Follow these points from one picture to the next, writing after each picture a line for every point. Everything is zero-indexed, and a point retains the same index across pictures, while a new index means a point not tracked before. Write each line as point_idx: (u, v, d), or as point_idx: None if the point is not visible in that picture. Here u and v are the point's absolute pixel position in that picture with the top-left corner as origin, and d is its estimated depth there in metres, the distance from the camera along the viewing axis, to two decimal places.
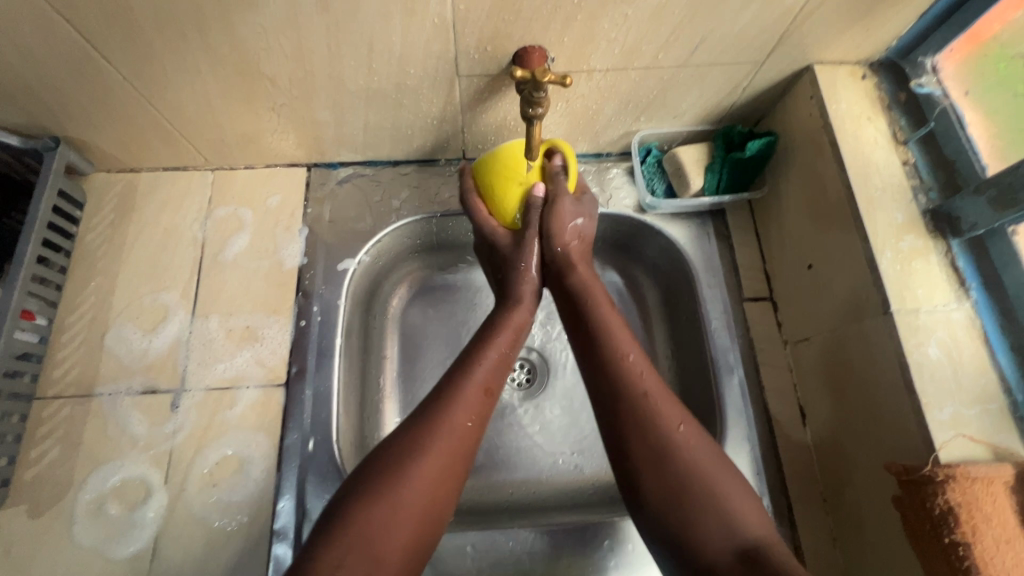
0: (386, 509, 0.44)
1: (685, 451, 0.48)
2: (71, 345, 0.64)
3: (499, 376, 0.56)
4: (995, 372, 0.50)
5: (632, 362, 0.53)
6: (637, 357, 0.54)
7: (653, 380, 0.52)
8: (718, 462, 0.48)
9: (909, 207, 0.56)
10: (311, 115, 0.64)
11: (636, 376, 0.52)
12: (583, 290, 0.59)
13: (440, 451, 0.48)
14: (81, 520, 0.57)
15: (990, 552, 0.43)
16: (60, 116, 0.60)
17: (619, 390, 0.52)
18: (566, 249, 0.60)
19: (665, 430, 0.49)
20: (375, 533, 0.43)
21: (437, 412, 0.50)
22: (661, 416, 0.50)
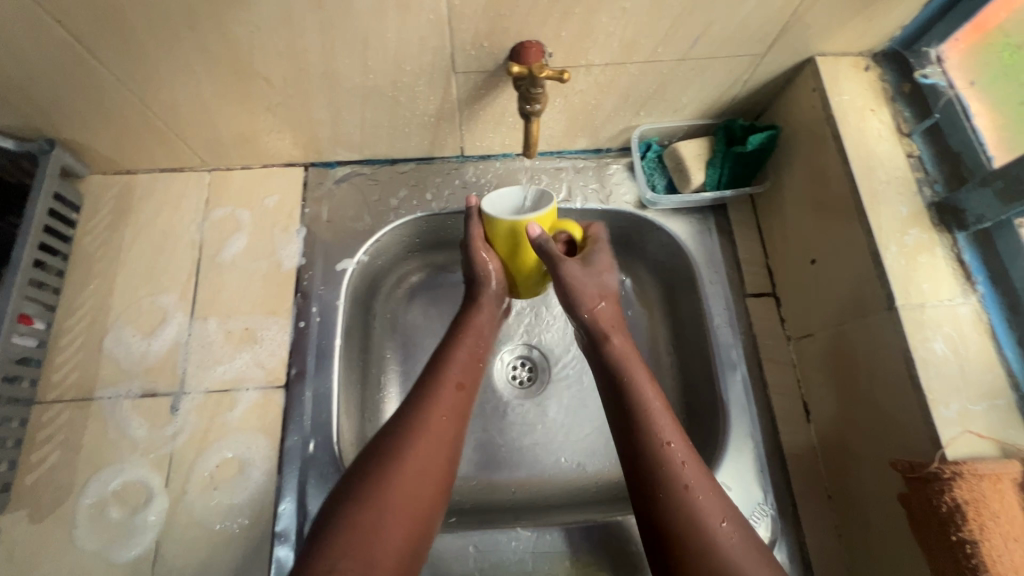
0: (379, 514, 0.45)
1: (725, 546, 0.47)
2: (70, 349, 0.64)
3: (473, 374, 0.57)
4: (1002, 367, 0.49)
5: (673, 451, 0.51)
6: (679, 443, 0.52)
7: (695, 470, 0.50)
8: (752, 552, 0.47)
9: (913, 200, 0.55)
10: (307, 114, 0.63)
11: (679, 466, 0.50)
12: (621, 364, 0.56)
13: (425, 452, 0.49)
14: (82, 524, 0.57)
15: (998, 550, 0.42)
16: (54, 118, 0.59)
17: (658, 476, 0.50)
18: (592, 315, 0.59)
19: (703, 523, 0.47)
20: (372, 542, 0.43)
21: (420, 412, 0.51)
22: (700, 507, 0.48)
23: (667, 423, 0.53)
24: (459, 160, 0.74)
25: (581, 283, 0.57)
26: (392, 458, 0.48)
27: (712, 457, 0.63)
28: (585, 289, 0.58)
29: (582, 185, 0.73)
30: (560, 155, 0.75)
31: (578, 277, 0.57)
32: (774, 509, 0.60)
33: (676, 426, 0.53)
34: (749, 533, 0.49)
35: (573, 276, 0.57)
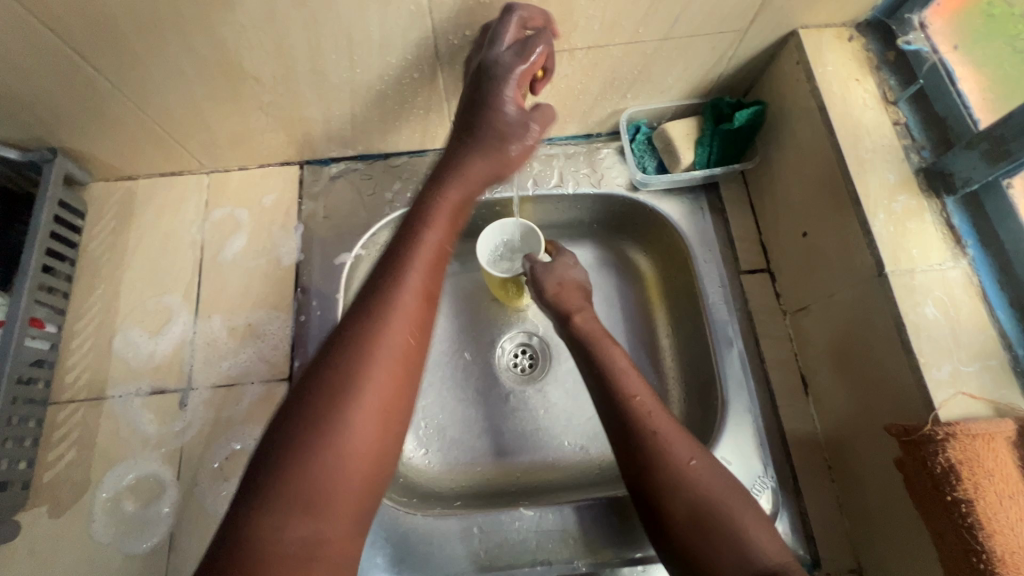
0: (329, 467, 0.40)
1: (697, 486, 0.48)
2: (81, 351, 0.66)
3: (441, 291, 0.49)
4: (994, 328, 0.49)
5: (640, 404, 0.53)
6: (646, 399, 0.54)
7: (662, 419, 0.52)
8: (732, 493, 0.48)
9: (901, 166, 0.55)
10: (298, 112, 0.65)
11: (645, 415, 0.52)
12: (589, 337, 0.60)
13: (378, 389, 0.43)
14: (99, 518, 0.59)
15: (993, 507, 0.42)
16: (55, 126, 0.61)
17: (633, 430, 0.52)
18: (556, 295, 0.65)
19: (675, 468, 0.49)
20: (323, 499, 0.39)
21: (374, 333, 0.44)
22: (672, 454, 0.50)
23: (634, 381, 0.55)
24: None
25: (541, 272, 0.66)
26: (344, 398, 0.41)
27: (711, 433, 0.64)
28: (545, 277, 0.66)
29: (573, 171, 0.74)
30: (550, 142, 0.76)
31: (540, 268, 0.66)
32: (775, 481, 0.60)
33: (641, 382, 0.56)
34: (725, 473, 0.50)
35: (537, 269, 0.66)
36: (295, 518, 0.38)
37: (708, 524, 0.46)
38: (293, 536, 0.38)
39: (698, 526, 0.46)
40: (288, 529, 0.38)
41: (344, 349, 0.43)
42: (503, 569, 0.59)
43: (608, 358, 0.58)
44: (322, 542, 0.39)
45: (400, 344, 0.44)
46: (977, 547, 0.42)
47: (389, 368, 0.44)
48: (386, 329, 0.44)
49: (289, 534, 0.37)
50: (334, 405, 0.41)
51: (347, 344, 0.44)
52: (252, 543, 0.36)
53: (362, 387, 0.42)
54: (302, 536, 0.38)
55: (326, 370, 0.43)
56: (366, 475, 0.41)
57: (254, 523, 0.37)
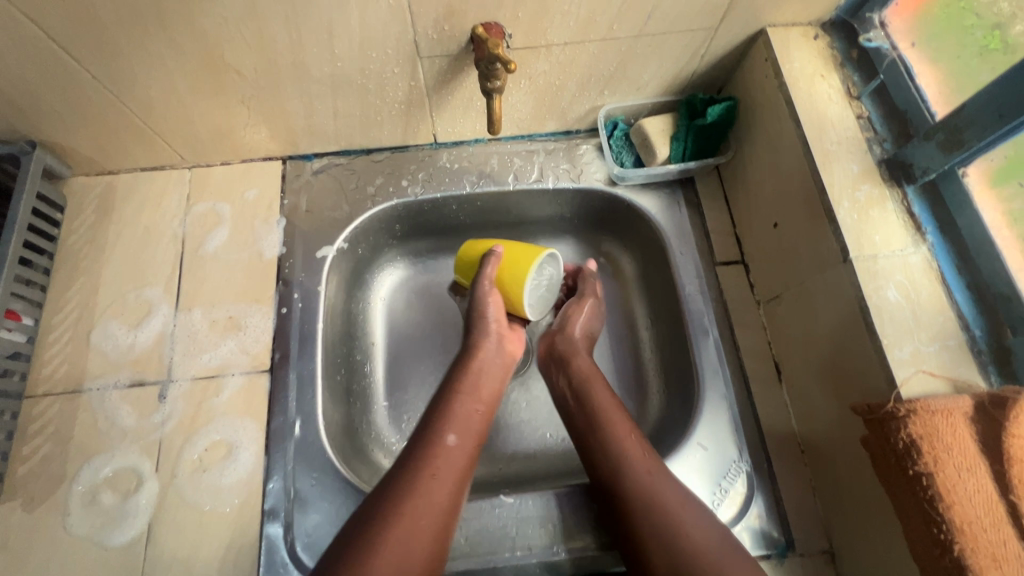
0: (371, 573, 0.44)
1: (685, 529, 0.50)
2: (58, 344, 0.65)
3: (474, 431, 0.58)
4: (953, 310, 0.51)
5: (628, 448, 0.57)
6: (639, 455, 0.56)
7: (651, 464, 0.56)
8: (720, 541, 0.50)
9: (864, 158, 0.57)
10: (280, 106, 0.65)
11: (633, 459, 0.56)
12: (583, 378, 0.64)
13: (411, 516, 0.48)
14: (75, 511, 0.58)
15: (951, 480, 0.44)
16: (34, 118, 0.61)
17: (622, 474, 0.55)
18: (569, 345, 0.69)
19: (669, 518, 0.51)
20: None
21: (415, 478, 0.51)
22: (659, 498, 0.53)
23: (635, 441, 0.57)
24: (433, 147, 0.77)
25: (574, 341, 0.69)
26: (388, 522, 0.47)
27: (688, 419, 0.65)
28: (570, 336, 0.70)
29: (553, 166, 0.76)
30: (530, 138, 0.77)
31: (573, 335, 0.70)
32: (749, 465, 0.62)
33: (631, 427, 0.59)
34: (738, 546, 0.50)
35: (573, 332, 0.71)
36: None
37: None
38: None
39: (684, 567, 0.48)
40: None
41: (384, 489, 0.50)
42: (485, 558, 0.58)
43: (610, 413, 0.60)
44: None
45: (435, 495, 0.50)
46: (937, 518, 0.44)
47: (422, 503, 0.49)
48: (423, 476, 0.51)
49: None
50: (383, 521, 0.47)
51: (390, 485, 0.50)
52: None
53: (403, 509, 0.48)
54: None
55: (371, 510, 0.48)
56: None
57: None
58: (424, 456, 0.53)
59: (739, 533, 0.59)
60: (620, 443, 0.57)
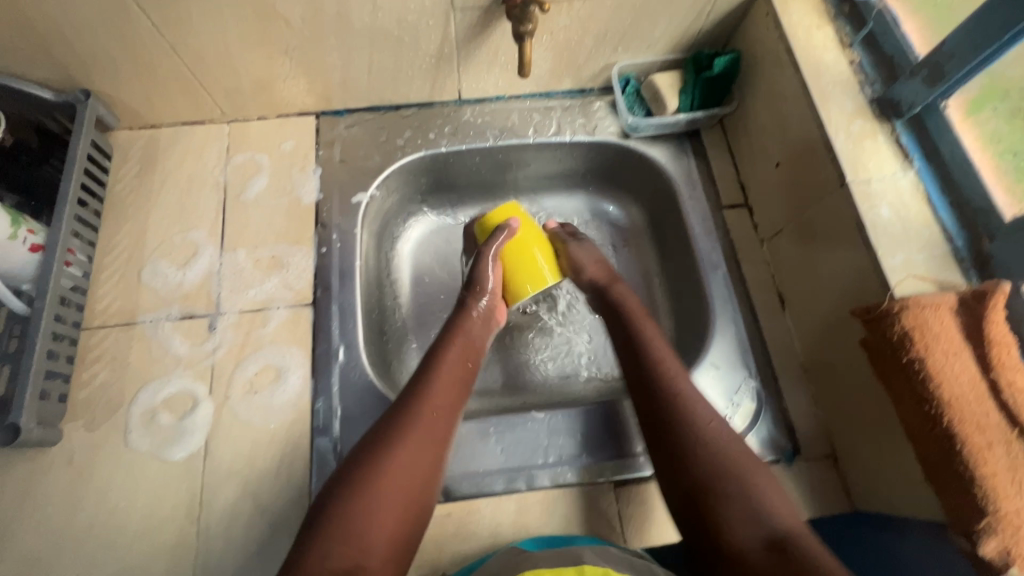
0: (361, 516, 0.46)
1: (712, 443, 0.52)
2: (111, 281, 0.69)
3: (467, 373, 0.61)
4: (938, 225, 0.57)
5: (667, 368, 0.59)
6: (678, 375, 0.58)
7: (687, 384, 0.57)
8: (746, 456, 0.51)
9: (857, 97, 0.63)
10: (321, 58, 0.70)
11: (672, 378, 0.58)
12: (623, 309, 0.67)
13: (412, 445, 0.52)
14: (136, 429, 0.62)
15: (940, 362, 0.50)
16: (91, 64, 0.66)
17: (659, 390, 0.57)
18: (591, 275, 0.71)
19: (694, 420, 0.54)
20: (359, 532, 0.45)
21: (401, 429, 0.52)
22: (692, 415, 0.54)
23: (680, 371, 0.59)
24: (457, 104, 0.82)
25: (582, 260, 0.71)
26: (374, 468, 0.49)
27: (700, 346, 0.71)
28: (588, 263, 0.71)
29: (570, 121, 0.82)
30: (548, 96, 0.83)
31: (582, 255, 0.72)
32: (758, 382, 0.68)
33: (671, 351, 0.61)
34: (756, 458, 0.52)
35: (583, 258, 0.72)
36: (333, 548, 0.44)
37: (708, 491, 0.49)
38: (334, 565, 0.43)
39: (710, 478, 0.50)
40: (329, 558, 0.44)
41: (388, 419, 0.54)
42: (521, 466, 0.63)
43: (654, 342, 0.62)
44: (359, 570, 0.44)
45: (434, 427, 0.54)
46: (928, 396, 0.50)
47: (422, 432, 0.53)
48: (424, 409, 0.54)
49: (330, 565, 0.43)
50: (369, 468, 0.49)
51: (396, 416, 0.54)
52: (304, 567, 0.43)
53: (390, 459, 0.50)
54: (343, 565, 0.44)
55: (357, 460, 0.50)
56: (401, 514, 0.48)
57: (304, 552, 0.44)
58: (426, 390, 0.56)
59: (749, 441, 0.65)
60: (660, 368, 0.59)
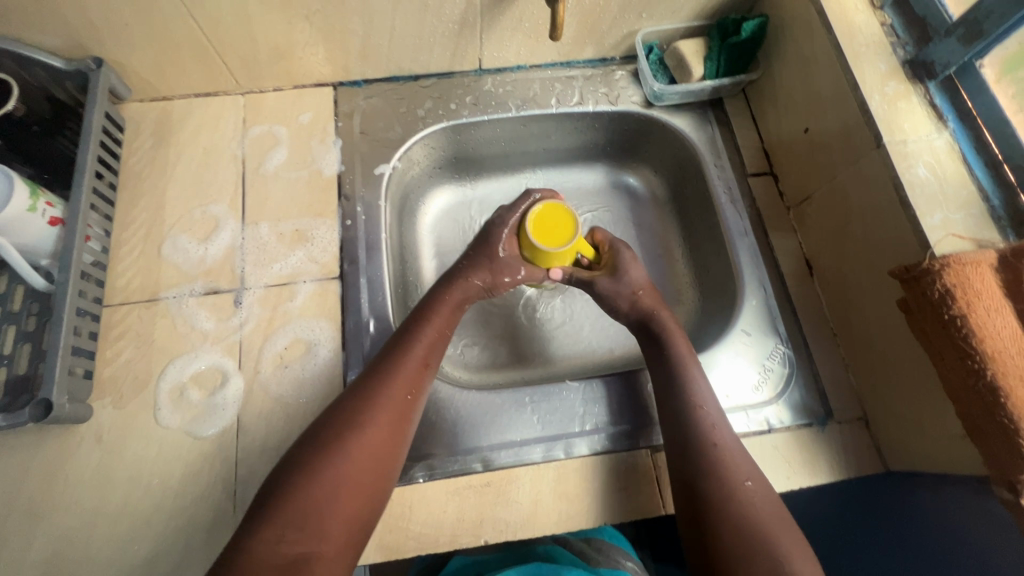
0: (317, 501, 0.47)
1: (748, 504, 0.51)
2: (131, 256, 0.67)
3: (437, 349, 0.61)
4: (974, 184, 0.57)
5: (706, 415, 0.57)
6: (717, 428, 0.57)
7: (724, 434, 0.56)
8: (779, 521, 0.50)
9: (890, 58, 0.63)
10: (341, 23, 0.68)
11: (710, 428, 0.57)
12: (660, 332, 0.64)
13: (374, 431, 0.52)
14: (165, 406, 0.61)
15: (983, 318, 0.50)
16: (103, 29, 0.63)
17: (697, 440, 0.56)
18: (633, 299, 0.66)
19: (732, 485, 0.52)
20: (316, 518, 0.46)
21: (361, 412, 0.53)
22: (731, 473, 0.53)
23: (719, 421, 0.58)
24: (477, 74, 0.80)
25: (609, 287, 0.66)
26: (331, 450, 0.50)
27: (730, 314, 0.71)
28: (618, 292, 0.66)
29: (592, 91, 0.81)
30: (569, 65, 0.82)
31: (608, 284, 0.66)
32: (789, 348, 0.68)
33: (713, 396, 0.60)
34: (780, 511, 0.52)
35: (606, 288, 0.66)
36: (291, 531, 0.45)
37: (738, 554, 0.48)
38: (287, 550, 0.45)
39: (742, 545, 0.49)
40: (285, 540, 0.45)
41: (353, 400, 0.54)
42: (558, 435, 0.63)
43: (696, 384, 0.60)
44: (314, 554, 0.45)
45: (401, 413, 0.54)
46: (971, 351, 0.50)
47: (388, 420, 0.53)
48: (393, 394, 0.55)
49: (283, 549, 0.44)
50: (327, 452, 0.50)
51: (364, 400, 0.54)
52: (258, 548, 0.44)
53: (349, 444, 0.51)
54: (298, 549, 0.45)
55: (317, 441, 0.51)
56: (359, 500, 0.49)
57: (259, 535, 0.45)
58: (396, 372, 0.56)
59: (781, 405, 0.65)
60: (698, 416, 0.57)
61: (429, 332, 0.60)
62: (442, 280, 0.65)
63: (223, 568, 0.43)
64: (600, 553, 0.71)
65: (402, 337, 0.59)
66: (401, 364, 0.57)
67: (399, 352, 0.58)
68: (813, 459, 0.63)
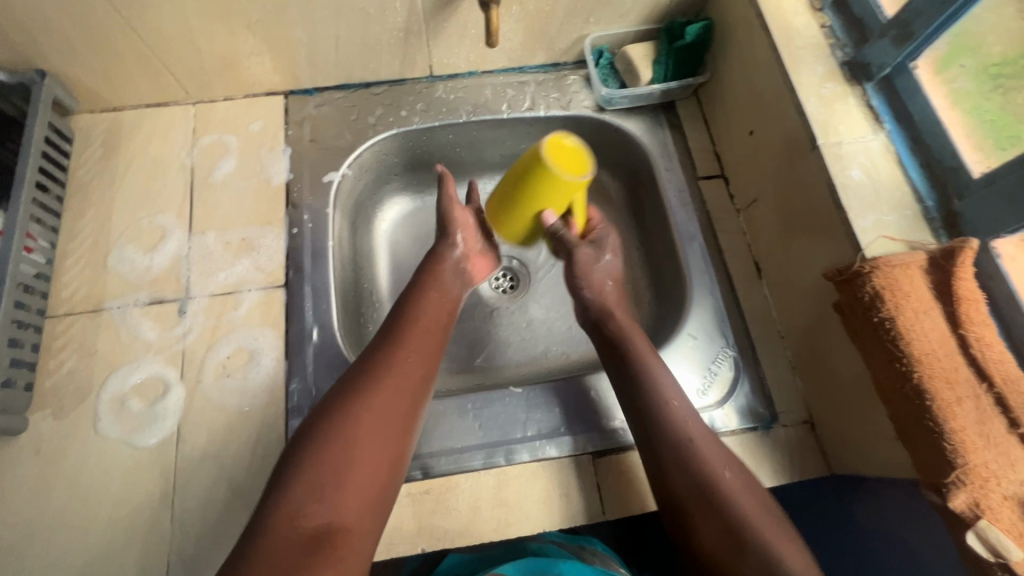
0: (335, 472, 0.47)
1: (733, 503, 0.51)
2: (76, 267, 0.68)
3: (438, 318, 0.62)
4: (908, 186, 0.57)
5: (686, 423, 0.56)
6: (702, 434, 0.56)
7: (697, 428, 0.56)
8: (763, 513, 0.51)
9: (828, 61, 0.63)
10: (284, 33, 0.68)
11: (684, 428, 0.56)
12: (624, 335, 0.63)
13: (384, 399, 0.52)
14: (105, 416, 0.61)
15: (911, 320, 0.50)
16: (43, 42, 0.64)
17: (678, 448, 0.55)
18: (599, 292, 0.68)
19: (718, 490, 0.52)
20: (335, 489, 0.46)
21: (372, 381, 0.53)
22: (713, 473, 0.53)
23: (700, 427, 0.56)
24: (429, 81, 0.80)
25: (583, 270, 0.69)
26: (346, 420, 0.50)
27: (679, 318, 0.71)
28: (592, 273, 0.69)
29: (544, 95, 0.81)
30: (522, 71, 0.82)
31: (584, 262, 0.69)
32: (735, 350, 0.68)
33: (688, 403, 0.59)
34: (766, 498, 0.52)
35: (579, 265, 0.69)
36: (312, 503, 0.45)
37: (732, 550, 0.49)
38: (308, 523, 0.44)
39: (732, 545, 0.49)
40: (306, 511, 0.45)
41: (361, 371, 0.54)
42: (499, 441, 0.63)
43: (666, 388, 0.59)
44: (334, 525, 0.45)
45: (409, 377, 0.55)
46: (899, 354, 0.50)
47: (396, 384, 0.54)
48: (398, 361, 0.55)
49: (303, 518, 0.44)
50: (342, 421, 0.49)
51: (368, 369, 0.54)
52: (282, 521, 0.44)
53: (361, 414, 0.50)
54: (320, 521, 0.45)
55: (329, 414, 0.50)
56: (380, 465, 0.49)
57: (279, 509, 0.45)
58: (398, 343, 0.57)
59: (727, 409, 0.65)
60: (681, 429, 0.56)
61: (427, 303, 0.62)
62: (428, 256, 0.68)
63: (245, 545, 0.43)
64: (595, 556, 0.66)
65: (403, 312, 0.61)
66: (403, 335, 0.58)
67: (405, 324, 0.59)
68: (757, 463, 0.63)
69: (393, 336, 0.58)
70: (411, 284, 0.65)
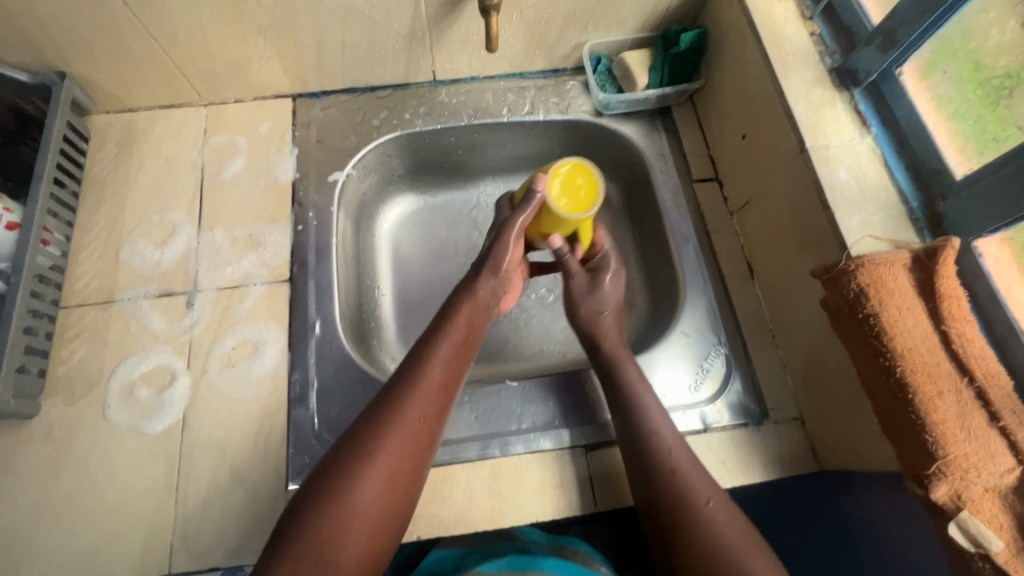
0: (329, 540, 0.46)
1: (709, 526, 0.53)
2: (90, 260, 0.70)
3: (458, 366, 0.59)
4: (894, 187, 0.59)
5: (664, 442, 0.58)
6: (684, 456, 0.58)
7: (682, 456, 0.58)
8: (743, 535, 0.52)
9: (817, 67, 0.65)
10: (293, 38, 0.71)
11: (668, 454, 0.58)
12: (618, 361, 0.64)
13: (390, 462, 0.50)
14: (114, 404, 0.63)
15: (894, 316, 0.51)
16: (64, 45, 0.67)
17: (657, 469, 0.57)
18: (597, 318, 0.69)
19: (698, 518, 0.53)
20: (331, 556, 0.45)
21: (379, 442, 0.51)
22: (694, 496, 0.55)
23: (678, 443, 0.59)
24: (433, 85, 0.83)
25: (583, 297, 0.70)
26: (347, 485, 0.48)
27: (672, 317, 0.73)
28: (588, 302, 0.70)
29: (544, 100, 0.83)
30: (522, 76, 0.84)
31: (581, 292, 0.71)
32: (727, 347, 0.70)
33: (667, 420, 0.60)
34: (740, 514, 0.54)
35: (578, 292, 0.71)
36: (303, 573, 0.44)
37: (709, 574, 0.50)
38: None
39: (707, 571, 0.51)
40: None
41: (369, 428, 0.52)
42: (494, 433, 0.65)
43: (650, 412, 0.60)
44: None
45: (414, 440, 0.52)
46: (883, 348, 0.51)
47: (404, 447, 0.51)
48: (404, 421, 0.52)
49: None
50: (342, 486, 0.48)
51: (375, 426, 0.52)
52: None
53: (363, 479, 0.49)
54: None
55: (330, 476, 0.49)
56: (377, 530, 0.48)
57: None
58: (410, 399, 0.54)
59: (719, 405, 0.66)
60: (664, 452, 0.57)
61: (447, 351, 0.59)
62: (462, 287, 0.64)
63: None
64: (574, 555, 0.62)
65: (420, 359, 0.57)
66: (416, 388, 0.55)
67: (419, 374, 0.56)
68: (747, 457, 0.64)
69: (404, 389, 0.55)
70: (432, 326, 0.61)
